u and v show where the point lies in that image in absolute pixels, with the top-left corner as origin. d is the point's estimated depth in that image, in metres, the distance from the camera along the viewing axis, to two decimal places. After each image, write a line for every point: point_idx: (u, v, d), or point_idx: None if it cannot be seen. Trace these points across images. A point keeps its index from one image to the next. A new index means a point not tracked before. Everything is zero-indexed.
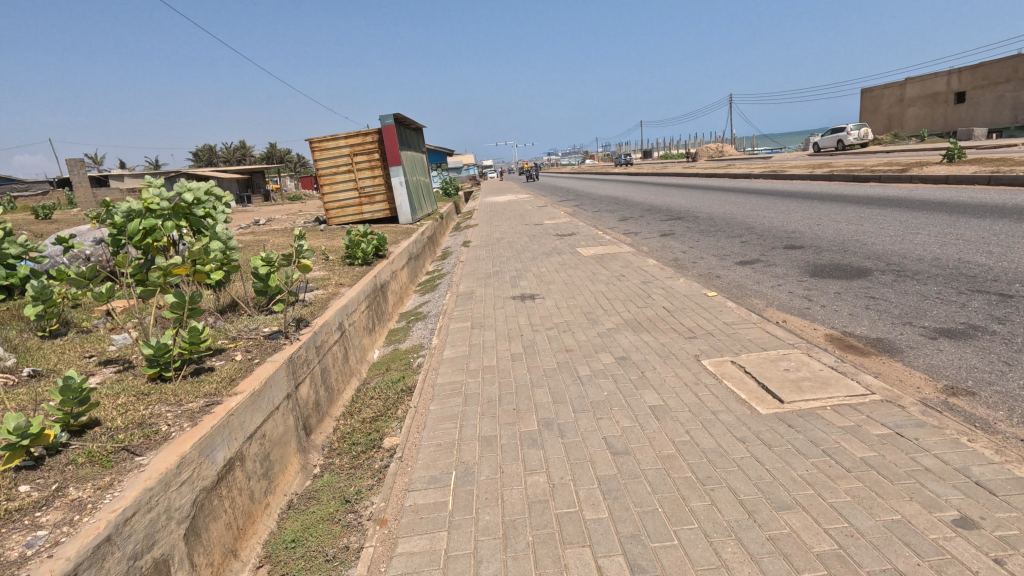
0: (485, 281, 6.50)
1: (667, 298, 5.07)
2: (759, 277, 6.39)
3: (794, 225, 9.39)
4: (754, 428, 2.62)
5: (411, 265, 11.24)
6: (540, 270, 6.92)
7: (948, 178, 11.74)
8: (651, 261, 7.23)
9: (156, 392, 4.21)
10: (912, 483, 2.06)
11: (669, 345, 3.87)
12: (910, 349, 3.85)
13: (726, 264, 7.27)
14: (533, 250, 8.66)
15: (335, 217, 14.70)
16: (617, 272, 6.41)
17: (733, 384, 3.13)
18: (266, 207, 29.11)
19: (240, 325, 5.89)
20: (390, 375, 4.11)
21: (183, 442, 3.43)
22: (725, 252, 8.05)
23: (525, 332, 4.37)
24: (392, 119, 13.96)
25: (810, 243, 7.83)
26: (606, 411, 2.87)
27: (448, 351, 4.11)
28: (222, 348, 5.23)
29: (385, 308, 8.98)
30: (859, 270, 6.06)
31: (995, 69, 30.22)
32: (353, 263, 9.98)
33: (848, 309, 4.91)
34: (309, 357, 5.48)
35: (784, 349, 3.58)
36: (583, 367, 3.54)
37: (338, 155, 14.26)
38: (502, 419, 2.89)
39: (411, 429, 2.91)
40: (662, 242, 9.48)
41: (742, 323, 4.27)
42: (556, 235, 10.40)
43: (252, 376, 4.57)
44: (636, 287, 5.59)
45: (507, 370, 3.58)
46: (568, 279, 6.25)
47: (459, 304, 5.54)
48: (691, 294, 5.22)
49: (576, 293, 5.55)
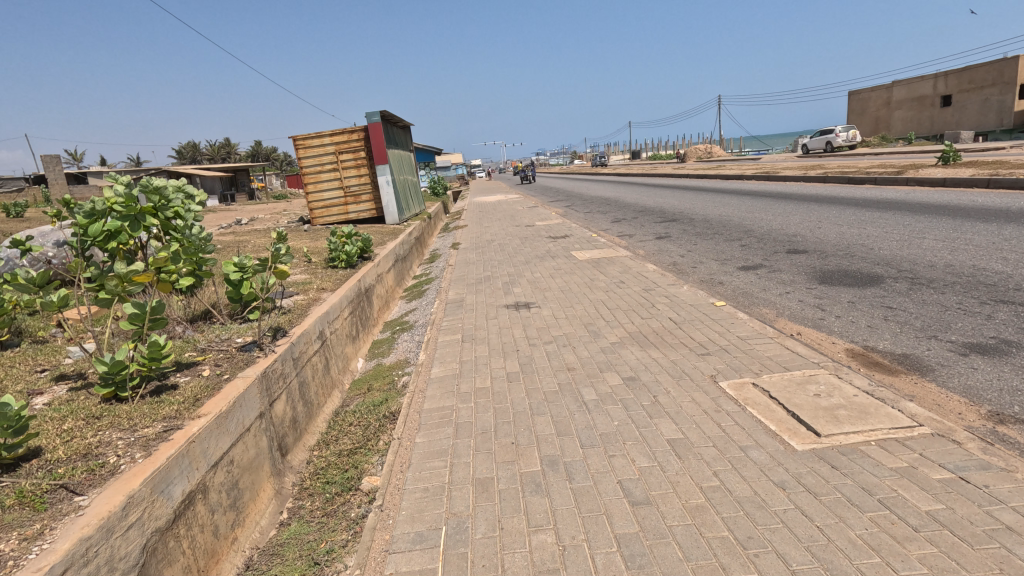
0: (476, 287, 6.11)
1: (672, 307, 4.72)
2: (765, 283, 6.08)
3: (794, 228, 9.11)
4: (791, 470, 2.26)
5: (398, 268, 10.82)
6: (534, 275, 6.54)
7: (944, 181, 11.57)
8: (651, 266, 6.88)
9: (109, 415, 3.77)
10: (996, 548, 1.72)
11: (680, 364, 3.51)
12: (942, 368, 3.53)
13: (728, 269, 6.95)
14: (526, 253, 8.29)
15: (320, 217, 14.21)
16: (616, 278, 6.04)
17: (759, 412, 2.77)
18: (250, 206, 28.39)
19: (211, 335, 5.44)
20: (371, 396, 3.71)
21: (132, 478, 3.00)
22: (726, 256, 7.73)
23: (521, 346, 3.99)
24: (379, 116, 13.51)
25: (813, 248, 7.55)
26: (618, 447, 2.50)
27: (436, 370, 3.72)
28: (189, 363, 4.79)
29: (370, 314, 8.55)
30: (870, 277, 5.77)
31: (981, 74, 30.63)
32: (337, 266, 9.54)
33: (865, 320, 4.60)
34: (285, 371, 5.06)
35: (809, 369, 3.24)
36: (588, 390, 3.17)
37: (323, 154, 13.78)
38: (499, 456, 2.50)
39: (393, 468, 2.51)
40: (659, 245, 9.17)
41: (758, 337, 3.92)
42: (547, 238, 10.04)
43: (219, 395, 4.14)
44: (637, 295, 5.24)
45: (503, 394, 3.19)
46: (564, 286, 5.89)
47: (448, 314, 5.14)
48: (697, 303, 4.87)
49: (574, 302, 5.17)
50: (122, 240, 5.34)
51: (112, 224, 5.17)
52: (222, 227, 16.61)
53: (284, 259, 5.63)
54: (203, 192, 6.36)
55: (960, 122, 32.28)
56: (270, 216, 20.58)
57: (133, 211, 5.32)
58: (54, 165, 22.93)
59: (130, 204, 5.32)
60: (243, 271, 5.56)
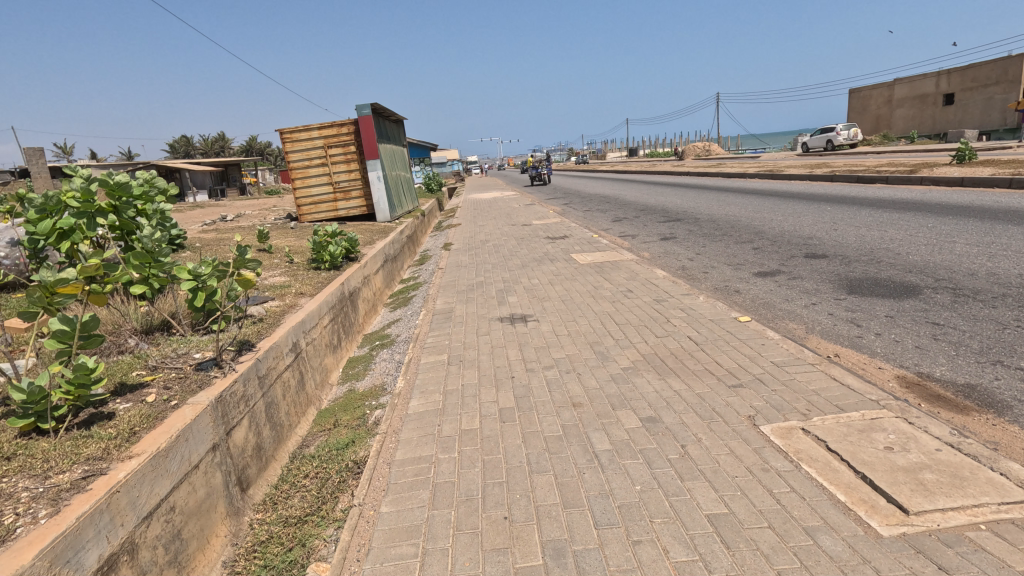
0: (467, 295, 5.51)
1: (689, 324, 4.11)
2: (787, 292, 5.50)
3: (809, 229, 8.55)
4: (884, 572, 1.67)
5: (386, 269, 10.21)
6: (531, 282, 5.91)
7: (961, 181, 11.01)
8: (659, 271, 6.31)
9: (23, 454, 3.15)
10: None
11: (707, 400, 2.91)
12: (1022, 404, 2.93)
13: (743, 275, 6.38)
14: (523, 255, 7.69)
15: (308, 214, 13.57)
16: (623, 286, 5.45)
17: (820, 474, 2.17)
18: (240, 201, 27.59)
19: (167, 351, 4.82)
20: (335, 436, 3.09)
21: (25, 549, 2.38)
22: (738, 261, 7.17)
23: (517, 374, 3.38)
24: (369, 109, 12.86)
25: (833, 252, 6.99)
26: (644, 529, 1.91)
27: (415, 404, 3.11)
28: (135, 385, 4.17)
29: (353, 320, 7.93)
30: (905, 287, 5.19)
31: (985, 71, 30.20)
32: (320, 267, 8.94)
33: (911, 339, 4.01)
34: (247, 393, 4.44)
35: (869, 410, 2.64)
36: (599, 436, 2.57)
37: (311, 147, 13.10)
38: (488, 541, 1.90)
39: (347, 556, 1.92)
40: (665, 246, 8.61)
41: (796, 363, 3.33)
42: (546, 238, 9.47)
43: (162, 426, 3.52)
44: (648, 307, 4.64)
45: (495, 440, 2.59)
46: (566, 294, 5.30)
47: (434, 328, 4.53)
48: (718, 317, 4.27)
49: (577, 315, 4.55)
50: (76, 240, 4.77)
51: (61, 222, 4.59)
52: (205, 224, 15.92)
53: (250, 267, 4.98)
54: (174, 186, 5.80)
55: (963, 121, 31.90)
56: (258, 212, 19.87)
57: (87, 207, 4.74)
58: (38, 158, 22.06)
59: (82, 199, 4.74)
60: (198, 279, 4.75)
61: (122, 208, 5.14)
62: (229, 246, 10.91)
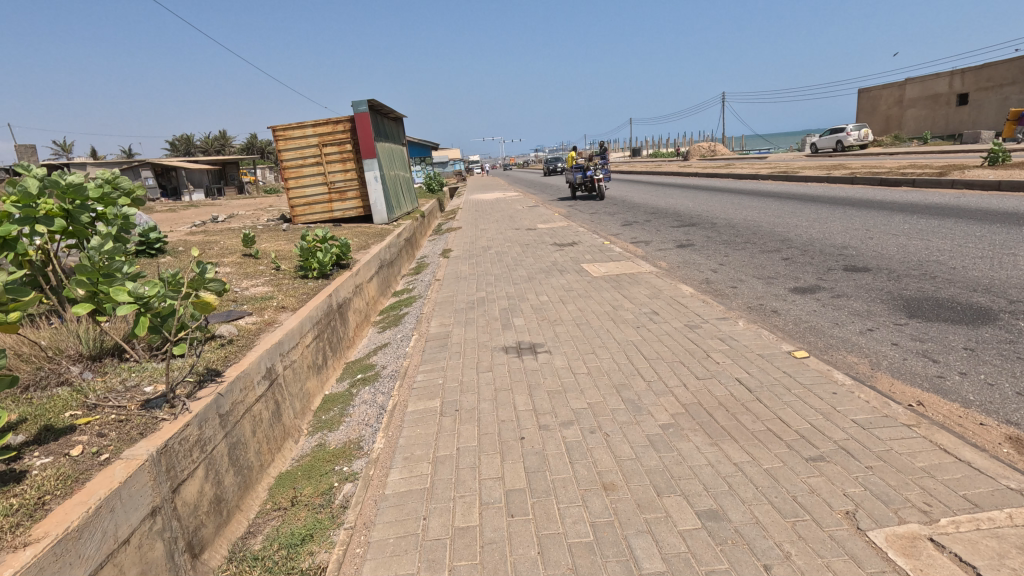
0: (466, 316, 4.79)
1: (735, 360, 3.38)
2: (835, 314, 4.79)
3: (841, 237, 7.83)
4: None
5: (381, 275, 9.50)
6: (539, 299, 5.17)
7: (998, 185, 10.26)
8: (684, 287, 5.60)
9: None
10: None
11: (783, 481, 2.18)
12: None
13: (778, 291, 5.69)
14: (529, 265, 6.98)
15: (301, 215, 12.85)
16: (646, 305, 4.75)
17: None
18: (239, 200, 26.82)
19: (112, 384, 4.10)
20: (290, 522, 2.37)
21: None
22: (769, 273, 6.47)
23: (528, 434, 2.65)
24: (366, 105, 12.16)
25: (876, 264, 6.27)
26: None
27: (395, 480, 2.38)
28: (64, 430, 3.47)
29: (342, 334, 7.21)
30: (974, 309, 4.48)
31: (1000, 71, 29.41)
32: (307, 275, 8.25)
33: (1007, 381, 3.29)
34: (203, 436, 3.72)
35: (1016, 509, 1.92)
36: (646, 548, 1.85)
37: (305, 145, 12.38)
38: None
39: None
40: (683, 255, 7.90)
41: (886, 420, 2.60)
42: (553, 244, 8.76)
43: (81, 493, 2.82)
44: (681, 335, 3.90)
45: (500, 553, 1.87)
46: (580, 315, 4.59)
47: (426, 361, 3.81)
48: (768, 351, 3.54)
49: (596, 345, 3.82)
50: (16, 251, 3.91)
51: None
52: (195, 224, 15.26)
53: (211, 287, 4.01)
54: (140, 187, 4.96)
55: (977, 121, 31.10)
56: (252, 212, 19.17)
57: (30, 212, 3.85)
58: (29, 156, 21.33)
59: (24, 203, 3.89)
60: (140, 302, 3.76)
61: (77, 213, 4.27)
62: (213, 251, 10.24)
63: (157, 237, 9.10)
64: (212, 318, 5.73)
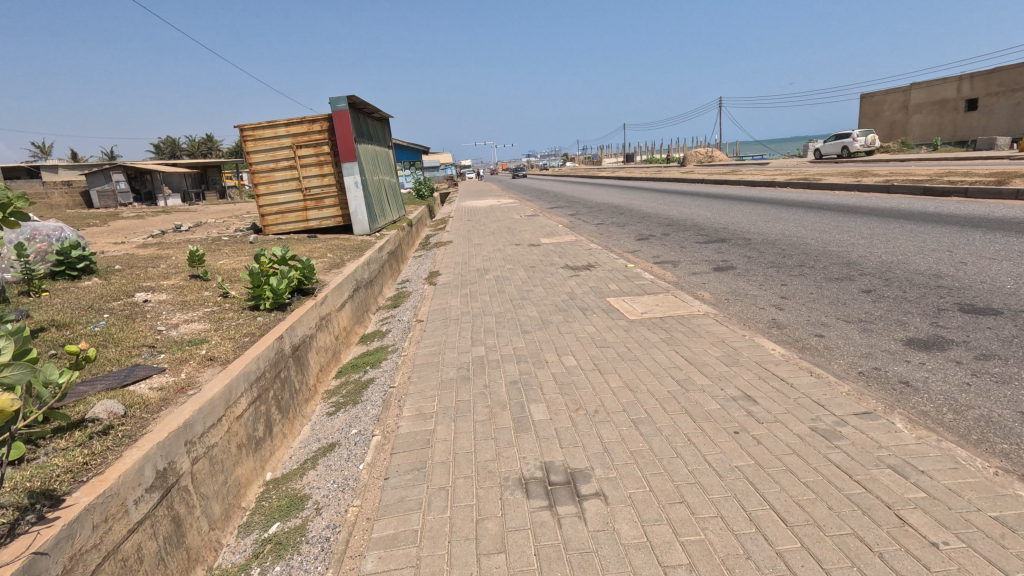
0: (459, 399, 3.14)
1: (963, 542, 1.79)
2: (1013, 394, 3.20)
3: (928, 262, 6.27)
4: None
5: (355, 303, 7.79)
6: (563, 365, 3.56)
7: None
8: (764, 340, 4.03)
9: None
10: None
11: None
12: None
13: (891, 346, 4.11)
14: (539, 300, 5.38)
15: (272, 226, 11.13)
16: (725, 380, 3.17)
17: None
18: (215, 206, 25.03)
19: None
20: None
21: None
22: (857, 313, 4.91)
23: None
24: (345, 101, 10.52)
25: (1006, 304, 4.70)
26: None
27: None
28: None
29: (299, 388, 5.48)
30: None
31: (1013, 76, 28.11)
32: (259, 307, 6.57)
33: None
34: None
35: None
36: None
37: (277, 147, 10.73)
38: None
39: None
40: (728, 283, 6.35)
41: None
42: (565, 267, 7.16)
43: None
44: (816, 461, 2.31)
45: None
46: (631, 400, 2.98)
47: (387, 512, 2.17)
48: (1004, 507, 1.95)
49: (682, 482, 2.22)
50: None
51: None
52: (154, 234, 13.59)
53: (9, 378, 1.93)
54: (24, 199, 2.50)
55: (987, 128, 29.82)
56: (225, 220, 17.48)
57: None
58: None
59: None
60: None
61: None
62: (156, 269, 8.56)
63: (80, 256, 7.41)
64: (99, 385, 4.04)
